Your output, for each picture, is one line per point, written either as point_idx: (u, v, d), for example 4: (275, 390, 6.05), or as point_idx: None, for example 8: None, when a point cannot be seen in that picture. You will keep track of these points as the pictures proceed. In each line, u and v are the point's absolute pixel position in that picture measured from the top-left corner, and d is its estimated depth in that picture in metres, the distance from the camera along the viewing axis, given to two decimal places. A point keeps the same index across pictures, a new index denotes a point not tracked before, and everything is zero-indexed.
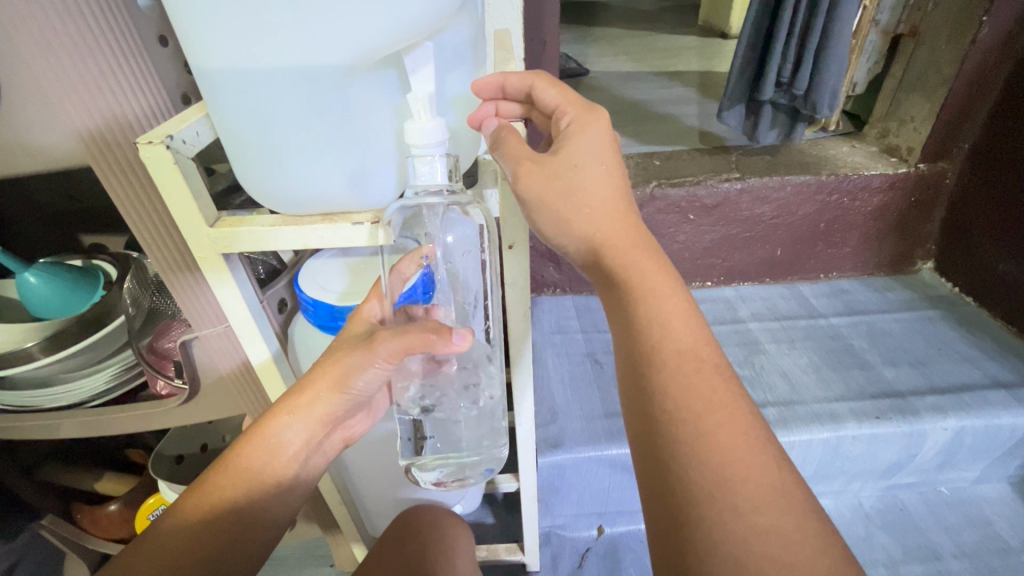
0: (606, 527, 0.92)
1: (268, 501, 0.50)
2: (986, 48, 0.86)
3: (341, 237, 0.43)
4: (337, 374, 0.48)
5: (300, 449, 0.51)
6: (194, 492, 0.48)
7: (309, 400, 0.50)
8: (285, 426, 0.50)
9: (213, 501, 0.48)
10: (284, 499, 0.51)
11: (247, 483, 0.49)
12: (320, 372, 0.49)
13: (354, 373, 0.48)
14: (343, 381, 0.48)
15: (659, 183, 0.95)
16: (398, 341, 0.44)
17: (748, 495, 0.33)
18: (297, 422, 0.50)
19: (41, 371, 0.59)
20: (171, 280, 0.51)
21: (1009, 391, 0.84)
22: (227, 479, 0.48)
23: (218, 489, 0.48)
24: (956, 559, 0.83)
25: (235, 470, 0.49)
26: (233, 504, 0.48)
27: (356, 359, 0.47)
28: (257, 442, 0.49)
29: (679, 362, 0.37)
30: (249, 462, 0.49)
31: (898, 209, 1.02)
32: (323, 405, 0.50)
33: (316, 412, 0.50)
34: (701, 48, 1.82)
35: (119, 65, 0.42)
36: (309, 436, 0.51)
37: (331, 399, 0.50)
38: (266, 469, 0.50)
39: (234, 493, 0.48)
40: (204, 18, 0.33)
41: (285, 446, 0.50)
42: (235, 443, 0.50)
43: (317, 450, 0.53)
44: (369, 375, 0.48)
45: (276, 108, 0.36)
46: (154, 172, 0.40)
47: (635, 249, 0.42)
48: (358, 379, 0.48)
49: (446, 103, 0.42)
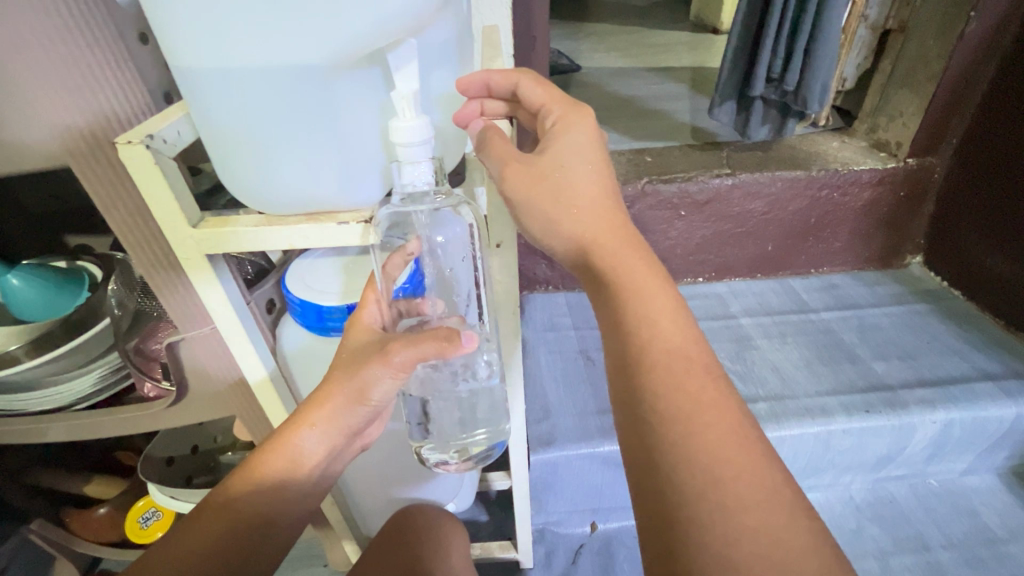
0: (599, 524, 0.92)
1: (284, 506, 0.50)
2: (974, 42, 0.87)
3: (328, 237, 0.43)
4: (355, 387, 0.47)
5: (321, 459, 0.50)
6: (218, 499, 0.49)
7: (331, 412, 0.48)
8: (306, 436, 0.49)
9: (233, 504, 0.48)
10: (299, 505, 0.51)
11: (265, 490, 0.49)
12: (338, 384, 0.47)
13: (373, 385, 0.46)
14: (361, 394, 0.47)
15: (650, 179, 0.95)
16: (409, 350, 0.43)
17: (736, 496, 0.33)
18: (318, 433, 0.49)
19: (24, 375, 0.58)
20: (154, 282, 0.50)
21: (996, 384, 0.84)
22: (249, 487, 0.49)
23: (238, 494, 0.49)
24: (945, 550, 0.84)
25: (256, 479, 0.49)
26: (251, 508, 0.49)
27: (371, 370, 0.45)
28: (278, 450, 0.49)
29: (667, 362, 0.37)
30: (270, 469, 0.49)
31: (887, 203, 1.02)
32: (346, 417, 0.49)
33: (338, 424, 0.49)
34: (692, 44, 1.82)
35: (98, 65, 0.41)
36: (329, 446, 0.50)
37: (350, 411, 0.48)
38: (288, 477, 0.50)
39: (254, 498, 0.49)
40: (181, 16, 0.33)
41: (306, 456, 0.50)
42: (257, 449, 0.50)
43: (338, 457, 0.52)
44: (386, 385, 0.46)
45: (257, 108, 0.36)
46: (134, 172, 0.40)
47: (623, 249, 0.41)
48: (376, 392, 0.47)
49: (431, 101, 0.41)
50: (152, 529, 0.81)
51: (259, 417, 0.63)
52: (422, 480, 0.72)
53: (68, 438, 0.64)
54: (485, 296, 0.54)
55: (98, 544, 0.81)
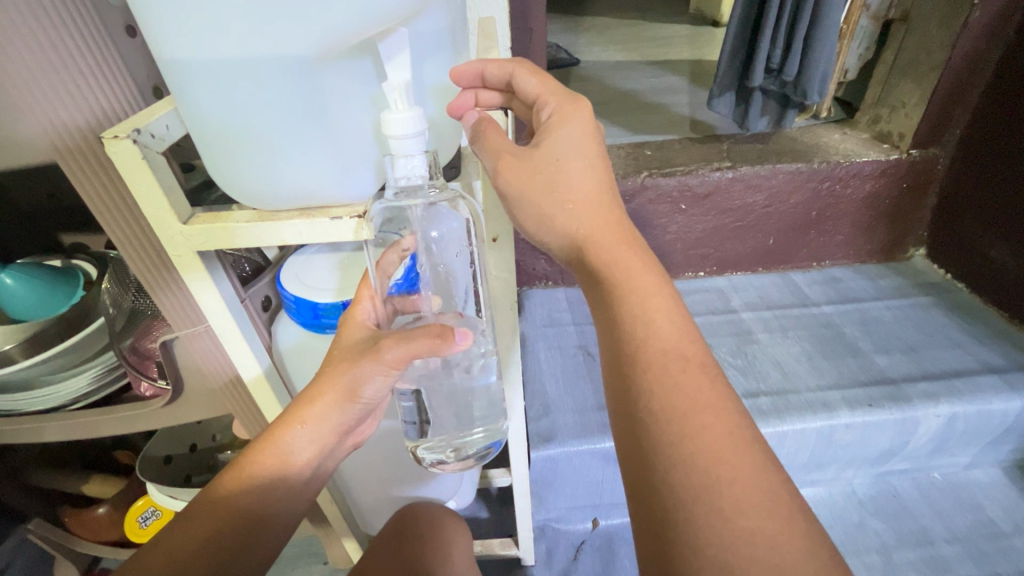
0: (600, 520, 0.92)
1: (275, 504, 0.50)
2: (977, 31, 0.86)
3: (322, 232, 0.42)
4: (346, 384, 0.46)
5: (312, 457, 0.50)
6: (209, 497, 0.48)
7: (321, 410, 0.48)
8: (296, 434, 0.49)
9: (225, 501, 0.48)
10: (291, 504, 0.51)
11: (258, 487, 0.49)
12: (329, 382, 0.47)
13: (364, 383, 0.46)
14: (353, 392, 0.46)
15: (650, 173, 0.94)
16: (403, 347, 0.42)
17: (733, 498, 0.32)
18: (308, 431, 0.49)
19: (21, 375, 0.57)
20: (147, 280, 0.49)
21: (1001, 376, 0.84)
22: (239, 486, 0.48)
23: (228, 492, 0.48)
24: (948, 544, 0.83)
25: (248, 478, 0.48)
26: (242, 507, 0.48)
27: (364, 368, 0.45)
28: (268, 449, 0.49)
29: (664, 361, 0.36)
30: (261, 467, 0.49)
31: (889, 195, 1.01)
32: (338, 415, 0.48)
33: (330, 422, 0.48)
34: (692, 36, 1.81)
35: (84, 59, 0.40)
36: (321, 444, 0.50)
37: (341, 409, 0.48)
38: (279, 475, 0.49)
39: (245, 496, 0.48)
40: (166, 11, 0.32)
41: (296, 454, 0.49)
42: (248, 448, 0.50)
43: (330, 455, 0.52)
44: (377, 383, 0.46)
45: (243, 101, 0.35)
46: (121, 167, 0.39)
47: (619, 245, 0.41)
48: (368, 389, 0.46)
49: (424, 93, 0.40)
50: (152, 528, 0.82)
51: (256, 416, 0.63)
52: (422, 478, 0.72)
53: (66, 437, 0.64)
54: (484, 292, 0.53)
55: (98, 543, 0.82)
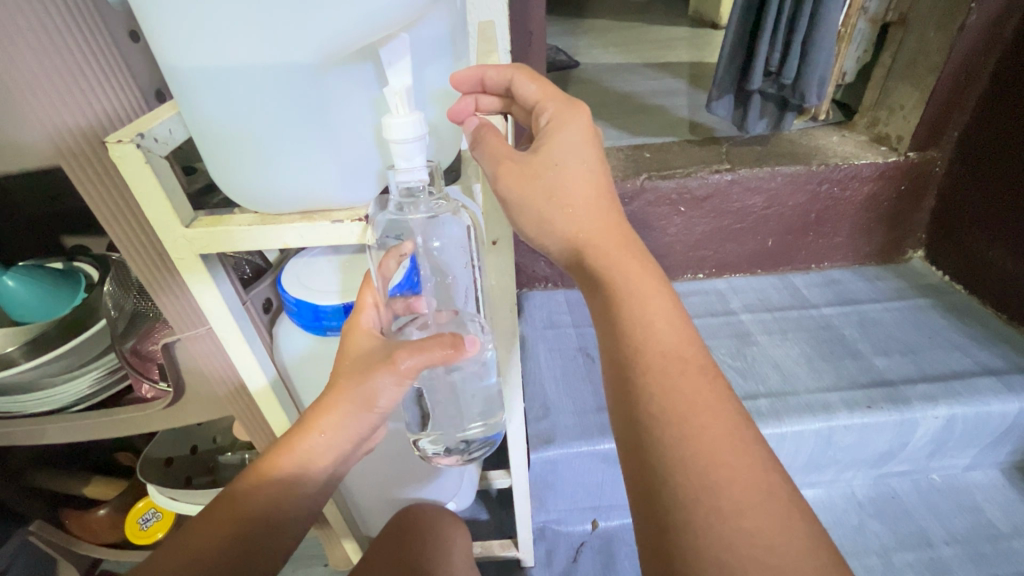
0: (600, 522, 0.92)
1: (291, 507, 0.50)
2: (975, 34, 0.86)
3: (324, 234, 0.42)
4: (361, 395, 0.46)
5: (328, 464, 0.50)
6: (224, 500, 0.49)
7: (337, 419, 0.48)
8: (313, 442, 0.49)
9: (241, 505, 0.48)
10: (306, 507, 0.51)
11: (275, 491, 0.49)
12: (344, 391, 0.47)
13: (379, 393, 0.45)
14: (368, 401, 0.46)
15: (649, 175, 0.95)
16: (415, 358, 0.42)
17: (733, 498, 0.32)
18: (325, 439, 0.49)
19: (22, 377, 0.58)
20: (149, 283, 0.49)
21: (999, 378, 0.84)
22: (257, 491, 0.49)
23: (243, 495, 0.48)
24: (948, 545, 0.83)
25: (266, 482, 0.49)
26: (256, 510, 0.49)
27: (378, 378, 0.45)
28: (285, 455, 0.49)
29: (662, 364, 0.37)
30: (277, 473, 0.49)
31: (888, 198, 1.01)
32: (353, 425, 0.48)
33: (346, 430, 0.49)
34: (691, 39, 1.82)
35: (88, 63, 0.41)
36: (337, 452, 0.50)
37: (358, 418, 0.48)
38: (294, 481, 0.50)
39: (261, 501, 0.49)
40: (171, 17, 0.32)
41: (312, 462, 0.49)
42: (265, 452, 0.50)
43: (347, 462, 0.52)
44: (391, 392, 0.45)
45: (246, 106, 0.35)
46: (124, 171, 0.39)
47: (618, 249, 0.41)
48: (383, 398, 0.46)
49: (424, 98, 0.41)
50: (151, 530, 0.82)
51: (258, 418, 0.63)
52: (422, 479, 0.72)
53: (67, 439, 0.64)
54: (482, 296, 0.56)
55: (97, 545, 0.82)
